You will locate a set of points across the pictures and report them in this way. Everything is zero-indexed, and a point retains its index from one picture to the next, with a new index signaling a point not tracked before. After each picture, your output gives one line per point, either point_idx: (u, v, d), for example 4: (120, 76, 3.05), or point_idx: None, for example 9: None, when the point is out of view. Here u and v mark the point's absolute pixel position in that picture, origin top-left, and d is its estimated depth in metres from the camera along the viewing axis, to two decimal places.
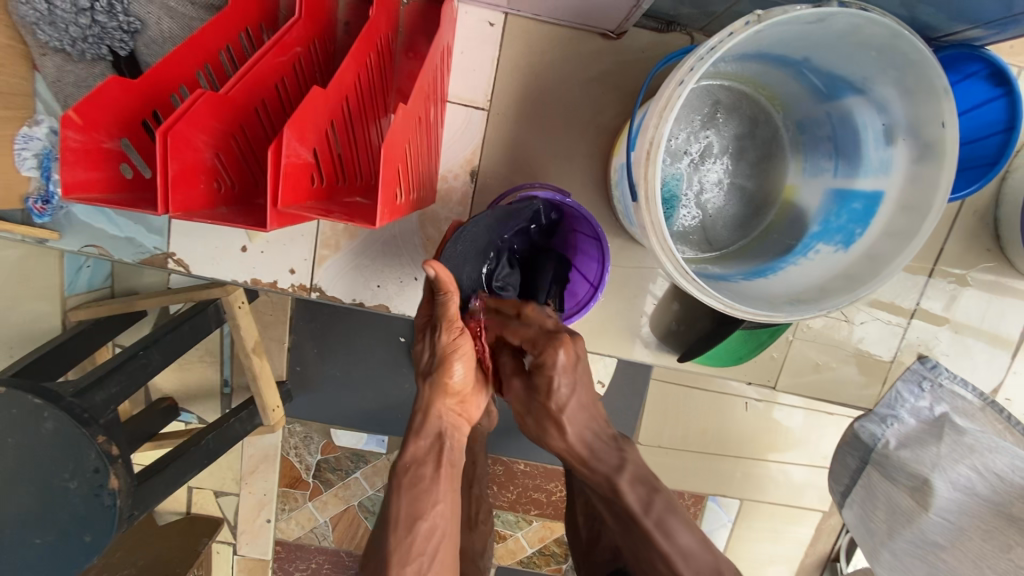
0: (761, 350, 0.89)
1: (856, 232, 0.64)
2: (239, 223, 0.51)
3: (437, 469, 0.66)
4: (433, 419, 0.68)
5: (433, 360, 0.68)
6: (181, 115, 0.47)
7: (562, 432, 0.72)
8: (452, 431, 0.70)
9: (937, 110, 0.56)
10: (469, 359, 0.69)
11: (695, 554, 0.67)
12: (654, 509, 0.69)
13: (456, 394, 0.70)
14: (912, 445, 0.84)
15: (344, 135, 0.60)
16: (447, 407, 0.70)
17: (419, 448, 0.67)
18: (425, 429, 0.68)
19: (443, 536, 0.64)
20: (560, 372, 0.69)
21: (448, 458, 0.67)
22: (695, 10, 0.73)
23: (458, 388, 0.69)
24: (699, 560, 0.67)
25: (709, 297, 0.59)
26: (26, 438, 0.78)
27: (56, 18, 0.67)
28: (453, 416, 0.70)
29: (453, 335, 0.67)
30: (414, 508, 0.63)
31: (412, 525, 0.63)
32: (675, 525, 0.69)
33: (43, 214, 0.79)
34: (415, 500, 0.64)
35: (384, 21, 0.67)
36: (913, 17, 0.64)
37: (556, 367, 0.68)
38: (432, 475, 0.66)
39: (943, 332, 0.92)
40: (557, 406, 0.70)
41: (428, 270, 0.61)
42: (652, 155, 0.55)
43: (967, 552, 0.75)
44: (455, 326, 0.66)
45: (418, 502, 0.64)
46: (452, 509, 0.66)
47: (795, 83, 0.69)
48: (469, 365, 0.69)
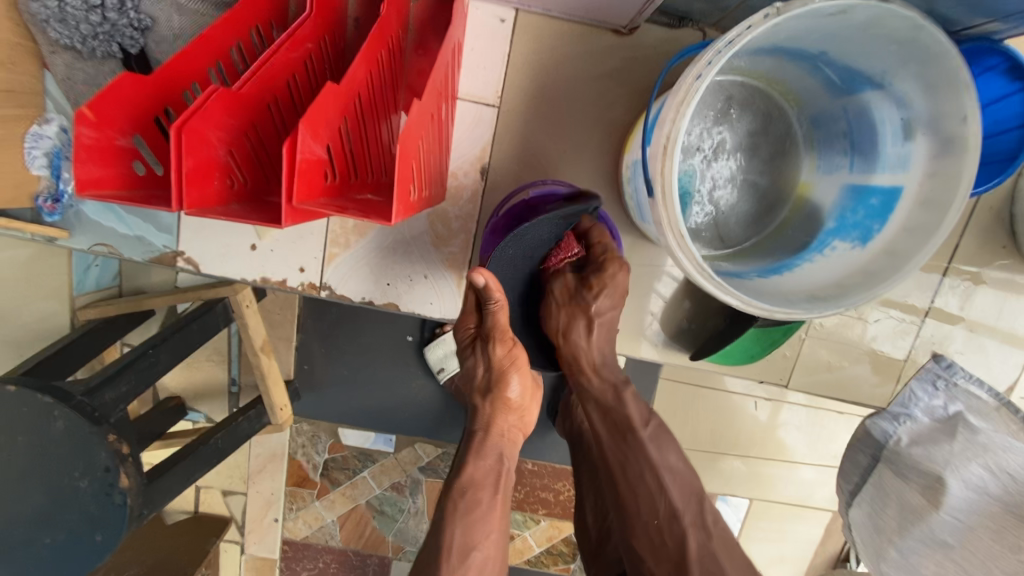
0: (774, 348, 0.88)
1: (873, 228, 0.64)
2: (252, 220, 0.51)
3: (494, 495, 0.70)
4: (494, 439, 0.74)
5: (489, 376, 0.73)
6: (195, 111, 0.47)
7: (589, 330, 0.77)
8: (507, 452, 0.75)
9: (959, 104, 0.55)
10: (524, 380, 0.74)
11: (680, 471, 0.76)
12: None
13: (515, 410, 0.76)
14: (925, 442, 0.83)
15: (357, 133, 0.59)
16: (505, 425, 0.76)
17: (478, 470, 0.72)
18: (484, 450, 0.73)
19: (489, 563, 0.67)
20: (611, 285, 0.75)
21: (503, 484, 0.72)
22: (708, 5, 0.72)
23: (516, 404, 0.75)
24: (683, 479, 0.75)
25: (725, 293, 0.58)
26: (36, 437, 0.78)
27: (66, 16, 0.66)
28: (512, 431, 0.76)
29: (503, 349, 0.72)
30: (467, 539, 0.67)
31: (465, 555, 0.66)
32: (683, 503, 0.73)
33: (54, 212, 0.80)
34: (468, 530, 0.67)
35: (394, 17, 0.66)
36: (931, 10, 0.62)
37: (612, 278, 0.75)
38: (488, 502, 0.70)
39: (958, 330, 0.91)
40: (597, 308, 0.76)
41: (477, 279, 0.66)
42: (669, 150, 0.54)
43: (976, 552, 0.74)
44: (505, 338, 0.72)
45: (471, 531, 0.68)
46: (501, 541, 0.69)
47: (810, 78, 0.68)
48: (524, 385, 0.75)
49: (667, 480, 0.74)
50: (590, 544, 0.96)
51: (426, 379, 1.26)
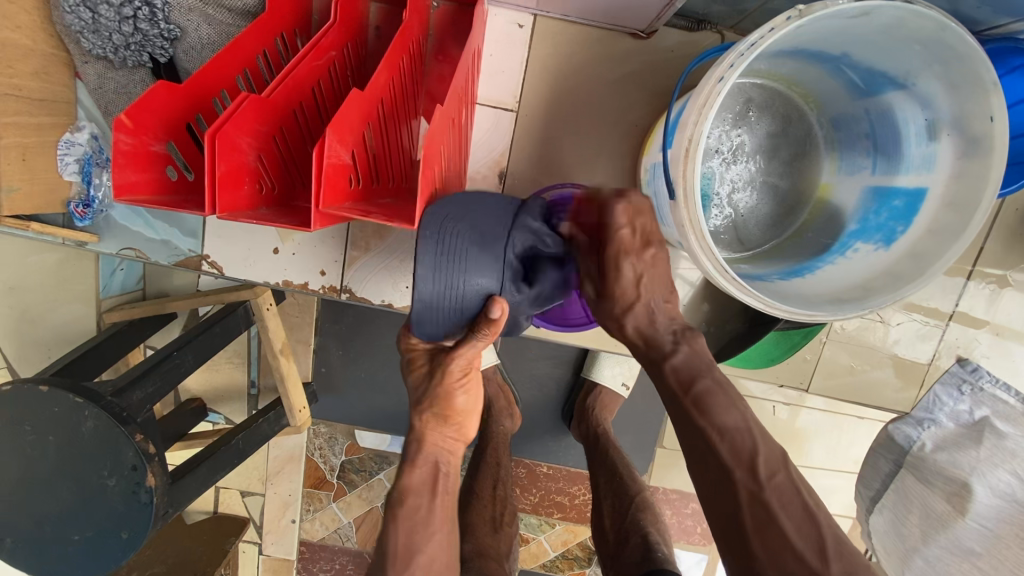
0: (795, 351, 0.87)
1: (897, 230, 0.63)
2: (281, 223, 0.52)
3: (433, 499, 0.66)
4: (428, 448, 0.69)
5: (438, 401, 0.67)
6: (228, 117, 0.48)
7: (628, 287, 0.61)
8: (447, 459, 0.70)
9: (985, 105, 0.54)
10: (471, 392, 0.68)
11: (733, 430, 0.55)
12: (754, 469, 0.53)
13: (452, 423, 0.69)
14: (950, 447, 0.81)
15: (380, 137, 0.60)
16: (441, 437, 0.70)
17: (415, 477, 0.67)
18: (420, 457, 0.68)
19: (435, 564, 0.64)
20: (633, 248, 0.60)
21: (443, 485, 0.68)
22: (727, 8, 0.72)
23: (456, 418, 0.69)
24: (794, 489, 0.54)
25: (747, 295, 0.58)
26: (67, 436, 0.80)
27: (99, 27, 0.67)
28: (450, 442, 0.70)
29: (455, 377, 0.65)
30: (411, 542, 0.64)
31: (408, 558, 0.63)
32: (718, 404, 0.57)
33: (84, 217, 0.82)
34: (412, 533, 0.64)
35: (416, 24, 0.68)
36: (955, 10, 0.62)
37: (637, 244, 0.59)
38: (428, 505, 0.66)
39: (983, 334, 0.89)
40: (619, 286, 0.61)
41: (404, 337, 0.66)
42: (691, 153, 0.54)
43: (1005, 562, 0.72)
44: (459, 371, 0.65)
45: (415, 535, 0.64)
46: (448, 540, 0.66)
47: (830, 80, 0.68)
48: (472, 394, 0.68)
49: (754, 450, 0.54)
50: (607, 547, 0.96)
51: None
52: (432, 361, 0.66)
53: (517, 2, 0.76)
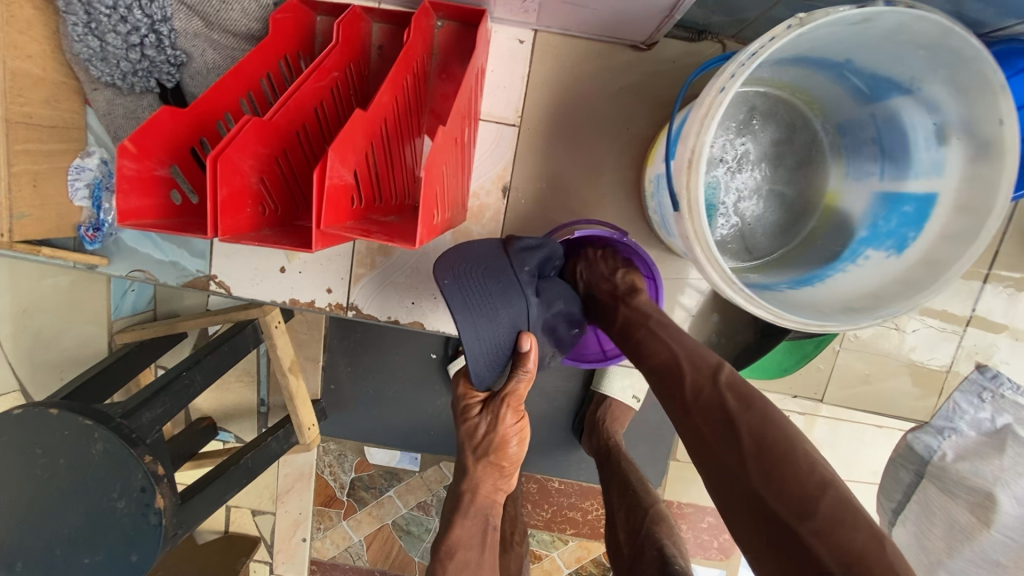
0: (807, 361, 0.85)
1: (908, 236, 0.61)
2: (283, 245, 0.52)
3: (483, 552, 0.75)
4: (481, 501, 0.78)
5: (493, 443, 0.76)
6: (230, 141, 0.48)
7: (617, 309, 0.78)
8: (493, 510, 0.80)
9: (994, 108, 0.52)
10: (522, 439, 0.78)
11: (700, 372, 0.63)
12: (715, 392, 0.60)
13: (504, 472, 0.79)
14: (972, 457, 0.77)
15: (382, 156, 0.61)
16: (493, 488, 0.79)
17: (464, 529, 0.75)
18: (473, 510, 0.77)
19: None
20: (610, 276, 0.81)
21: (489, 537, 0.77)
22: (727, 17, 0.72)
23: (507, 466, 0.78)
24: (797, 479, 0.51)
25: (755, 306, 0.56)
26: (77, 458, 0.80)
27: (107, 55, 0.69)
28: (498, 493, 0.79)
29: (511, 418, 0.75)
30: None
31: None
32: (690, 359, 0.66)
33: (95, 241, 0.83)
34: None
35: (419, 43, 0.68)
36: (959, 13, 0.61)
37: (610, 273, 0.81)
38: (478, 558, 0.74)
39: (1002, 339, 0.87)
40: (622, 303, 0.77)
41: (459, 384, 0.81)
42: (693, 164, 0.53)
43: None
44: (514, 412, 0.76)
45: None
46: None
47: (835, 86, 0.67)
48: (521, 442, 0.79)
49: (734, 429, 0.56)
50: (623, 561, 0.94)
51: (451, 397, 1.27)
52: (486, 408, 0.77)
53: (517, 19, 0.76)
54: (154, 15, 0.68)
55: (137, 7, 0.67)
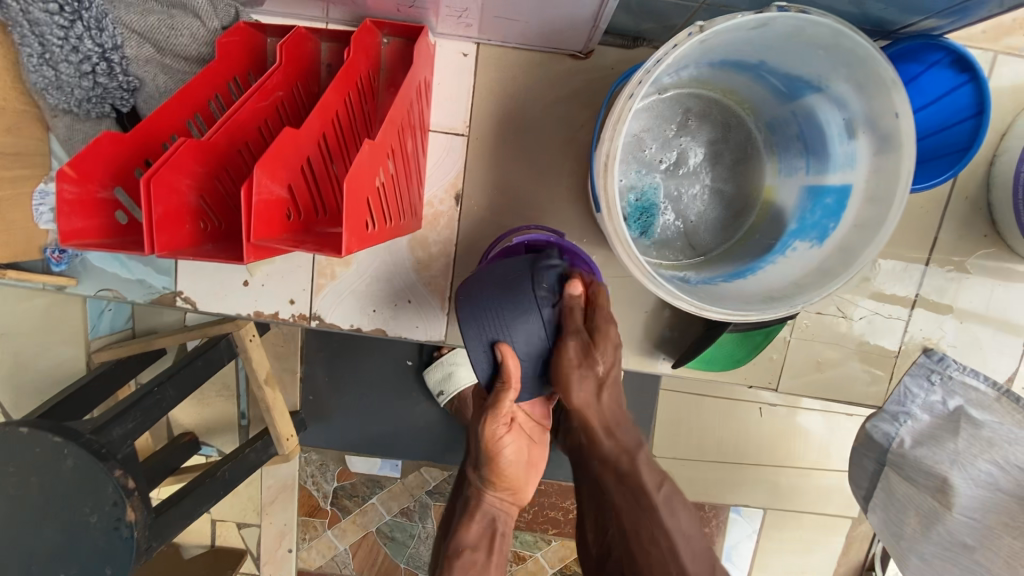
0: (758, 351, 0.88)
1: (829, 226, 0.65)
2: (220, 258, 0.54)
3: (489, 555, 0.79)
4: (487, 504, 0.83)
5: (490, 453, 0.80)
6: (165, 161, 0.51)
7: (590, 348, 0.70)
8: (502, 516, 0.85)
9: (890, 102, 0.57)
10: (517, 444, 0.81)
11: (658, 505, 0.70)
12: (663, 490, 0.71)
13: (506, 487, 0.84)
14: (928, 442, 0.85)
15: (323, 171, 0.63)
16: (498, 498, 0.84)
17: (473, 531, 0.81)
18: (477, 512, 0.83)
19: None
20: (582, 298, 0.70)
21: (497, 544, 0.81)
22: (657, 25, 0.75)
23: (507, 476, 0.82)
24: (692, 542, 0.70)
25: (678, 298, 0.60)
26: (49, 475, 0.82)
27: (63, 83, 0.71)
28: (506, 504, 0.85)
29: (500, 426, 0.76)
30: None
31: None
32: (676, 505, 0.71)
33: (61, 262, 0.86)
34: None
35: (362, 60, 0.71)
36: (865, 14, 0.64)
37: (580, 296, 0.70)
38: (484, 559, 0.79)
39: (948, 322, 0.90)
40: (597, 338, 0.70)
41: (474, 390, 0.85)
42: (609, 166, 0.57)
43: (998, 551, 0.79)
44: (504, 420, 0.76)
45: None
46: None
47: (759, 86, 0.70)
48: (518, 448, 0.81)
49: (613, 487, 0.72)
50: None
51: (428, 403, 1.29)
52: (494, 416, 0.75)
53: (458, 33, 0.79)
54: (105, 44, 0.71)
55: (88, 37, 0.69)
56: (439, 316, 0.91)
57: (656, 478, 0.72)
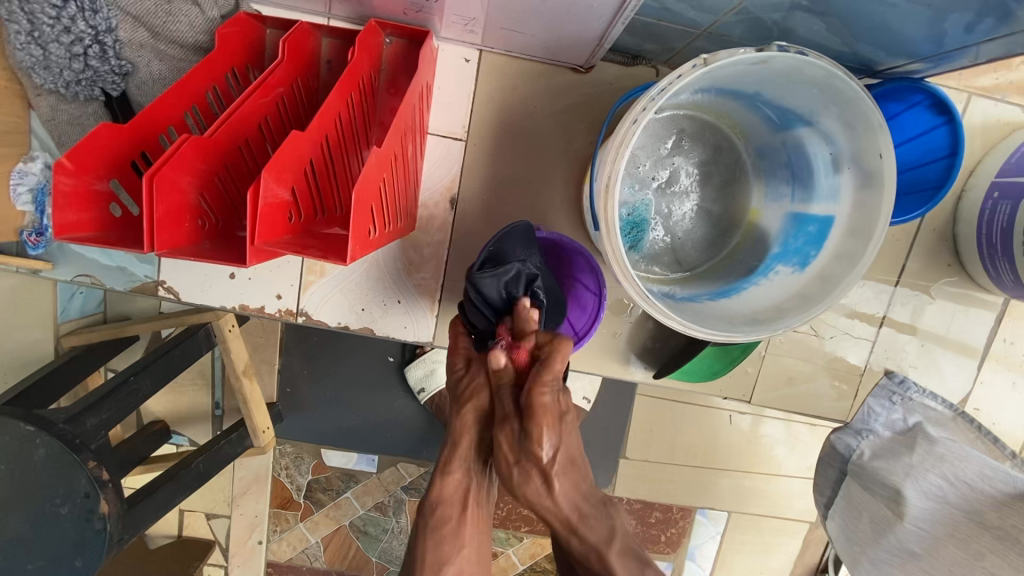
0: (735, 365, 0.91)
1: (811, 254, 0.68)
2: (220, 260, 0.54)
3: (462, 514, 0.67)
4: (462, 456, 0.68)
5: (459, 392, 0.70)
6: (167, 159, 0.51)
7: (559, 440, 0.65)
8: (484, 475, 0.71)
9: (875, 142, 0.60)
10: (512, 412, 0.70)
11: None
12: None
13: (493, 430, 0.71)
14: (886, 455, 0.90)
15: (323, 172, 0.63)
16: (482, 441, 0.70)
17: (447, 487, 0.68)
18: (452, 464, 0.68)
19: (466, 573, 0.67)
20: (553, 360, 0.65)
21: (475, 500, 0.68)
22: (658, 46, 0.77)
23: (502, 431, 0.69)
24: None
25: (669, 317, 0.62)
26: (19, 464, 0.80)
27: (50, 63, 0.69)
28: (487, 454, 0.71)
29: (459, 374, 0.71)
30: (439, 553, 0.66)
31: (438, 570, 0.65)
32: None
33: (38, 245, 0.83)
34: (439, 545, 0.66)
35: (365, 59, 0.71)
36: (856, 53, 0.67)
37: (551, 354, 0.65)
38: (458, 518, 0.67)
39: (911, 343, 0.95)
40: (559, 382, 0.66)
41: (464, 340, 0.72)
42: (610, 188, 0.59)
43: (942, 560, 0.82)
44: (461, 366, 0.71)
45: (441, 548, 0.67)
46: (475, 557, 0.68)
47: (751, 114, 0.73)
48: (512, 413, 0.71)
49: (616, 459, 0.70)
50: (566, 557, 0.97)
51: (407, 399, 1.29)
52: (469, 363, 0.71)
53: (462, 39, 0.80)
54: (98, 26, 0.69)
55: (81, 18, 0.68)
56: (427, 317, 0.91)
57: (632, 567, 0.66)
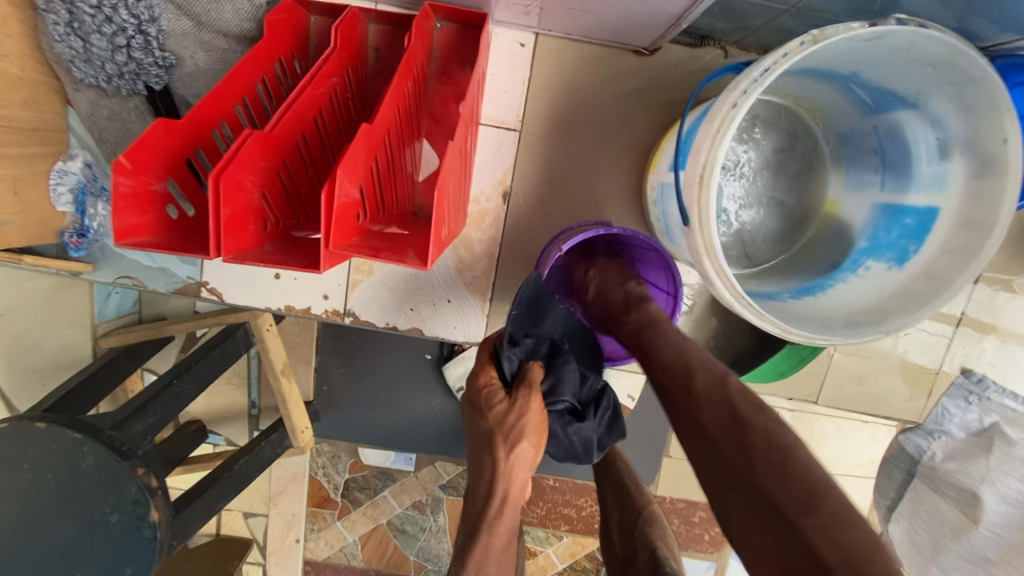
0: (804, 365, 0.85)
1: (909, 249, 0.63)
2: (288, 265, 0.51)
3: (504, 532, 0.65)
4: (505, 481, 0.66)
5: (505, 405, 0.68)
6: (233, 157, 0.47)
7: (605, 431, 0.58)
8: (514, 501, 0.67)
9: (998, 126, 0.54)
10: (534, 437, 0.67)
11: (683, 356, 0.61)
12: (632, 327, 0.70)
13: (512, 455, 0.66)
14: (960, 457, 0.84)
15: (386, 167, 0.59)
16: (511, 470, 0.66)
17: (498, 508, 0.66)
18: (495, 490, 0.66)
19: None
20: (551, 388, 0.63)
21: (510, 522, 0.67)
22: (731, 25, 0.71)
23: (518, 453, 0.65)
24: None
25: (761, 321, 0.57)
26: (67, 472, 0.78)
27: (91, 56, 0.66)
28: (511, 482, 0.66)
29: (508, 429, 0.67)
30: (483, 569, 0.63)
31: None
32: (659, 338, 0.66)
33: (79, 247, 0.80)
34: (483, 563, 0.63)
35: (419, 45, 0.66)
36: (962, 28, 0.62)
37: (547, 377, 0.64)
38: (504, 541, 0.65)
39: (989, 340, 0.90)
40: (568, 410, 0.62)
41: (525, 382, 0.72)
42: (703, 179, 0.54)
43: (1022, 568, 0.76)
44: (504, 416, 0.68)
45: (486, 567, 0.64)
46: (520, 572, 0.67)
47: (838, 96, 0.68)
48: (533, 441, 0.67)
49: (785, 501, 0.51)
50: (617, 562, 0.92)
51: (446, 398, 1.26)
52: (512, 394, 0.70)
53: (519, 22, 0.75)
54: (141, 15, 0.66)
55: (124, 7, 0.65)
56: (477, 316, 0.88)
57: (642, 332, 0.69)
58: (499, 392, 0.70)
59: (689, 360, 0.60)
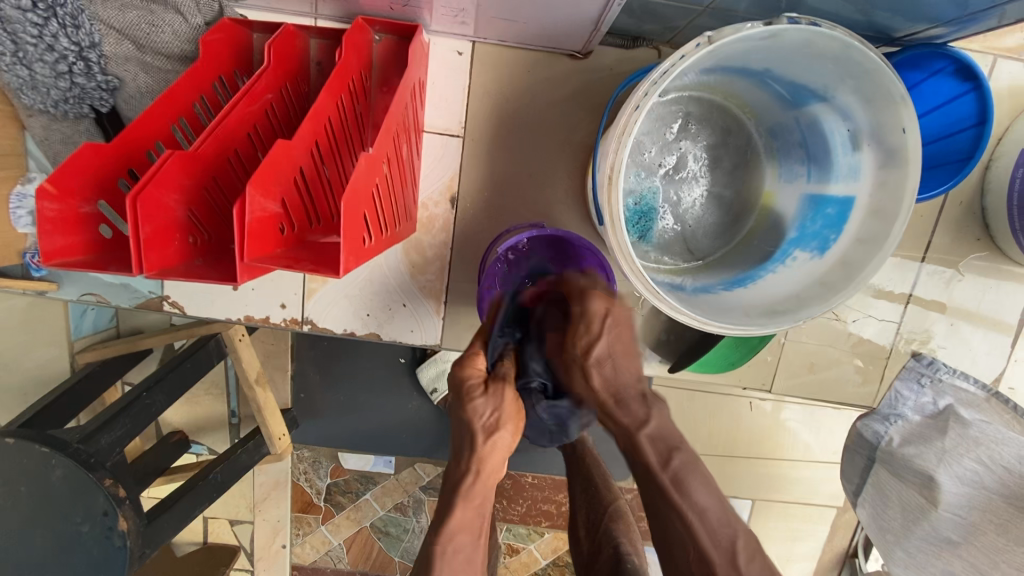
0: (753, 354, 0.87)
1: (830, 238, 0.65)
2: (210, 279, 0.53)
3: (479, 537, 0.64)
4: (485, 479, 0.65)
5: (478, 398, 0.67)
6: (151, 177, 0.50)
7: (586, 379, 0.71)
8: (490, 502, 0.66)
9: (897, 117, 0.57)
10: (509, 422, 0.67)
11: (710, 511, 0.61)
12: (673, 464, 0.64)
13: (489, 440, 0.65)
14: (916, 441, 0.84)
15: (316, 179, 0.62)
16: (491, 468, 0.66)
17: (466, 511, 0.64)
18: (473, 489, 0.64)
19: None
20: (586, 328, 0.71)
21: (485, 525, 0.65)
22: (658, 26, 0.73)
23: (493, 439, 0.66)
24: (715, 519, 0.61)
25: (681, 313, 0.59)
26: (36, 485, 0.81)
27: (37, 83, 0.68)
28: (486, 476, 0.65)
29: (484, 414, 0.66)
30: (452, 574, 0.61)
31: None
32: (692, 483, 0.63)
33: (40, 267, 0.82)
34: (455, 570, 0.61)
35: (353, 59, 0.68)
36: (871, 21, 0.63)
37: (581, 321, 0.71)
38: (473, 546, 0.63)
39: (940, 322, 0.91)
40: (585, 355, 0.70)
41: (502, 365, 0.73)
42: (614, 179, 0.56)
43: (982, 547, 0.76)
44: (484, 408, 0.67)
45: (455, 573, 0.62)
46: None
47: (761, 92, 0.70)
48: (508, 426, 0.67)
49: (694, 525, 0.61)
50: (582, 559, 0.95)
51: (421, 400, 1.28)
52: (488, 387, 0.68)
53: (454, 31, 0.77)
54: (81, 42, 0.68)
55: (64, 34, 0.67)
56: (434, 320, 0.90)
57: (661, 452, 0.65)
58: (479, 386, 0.67)
59: (720, 514, 0.62)
